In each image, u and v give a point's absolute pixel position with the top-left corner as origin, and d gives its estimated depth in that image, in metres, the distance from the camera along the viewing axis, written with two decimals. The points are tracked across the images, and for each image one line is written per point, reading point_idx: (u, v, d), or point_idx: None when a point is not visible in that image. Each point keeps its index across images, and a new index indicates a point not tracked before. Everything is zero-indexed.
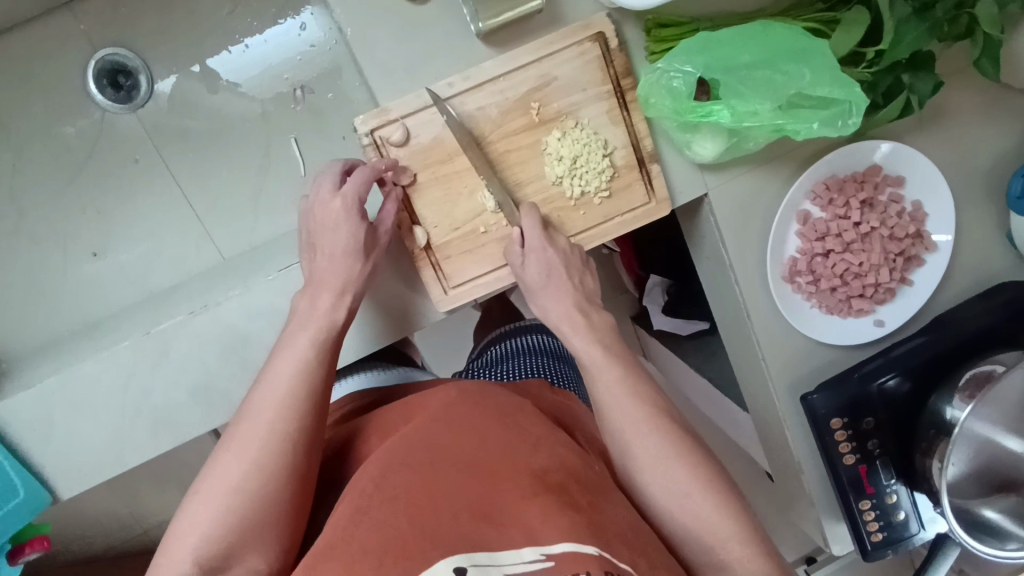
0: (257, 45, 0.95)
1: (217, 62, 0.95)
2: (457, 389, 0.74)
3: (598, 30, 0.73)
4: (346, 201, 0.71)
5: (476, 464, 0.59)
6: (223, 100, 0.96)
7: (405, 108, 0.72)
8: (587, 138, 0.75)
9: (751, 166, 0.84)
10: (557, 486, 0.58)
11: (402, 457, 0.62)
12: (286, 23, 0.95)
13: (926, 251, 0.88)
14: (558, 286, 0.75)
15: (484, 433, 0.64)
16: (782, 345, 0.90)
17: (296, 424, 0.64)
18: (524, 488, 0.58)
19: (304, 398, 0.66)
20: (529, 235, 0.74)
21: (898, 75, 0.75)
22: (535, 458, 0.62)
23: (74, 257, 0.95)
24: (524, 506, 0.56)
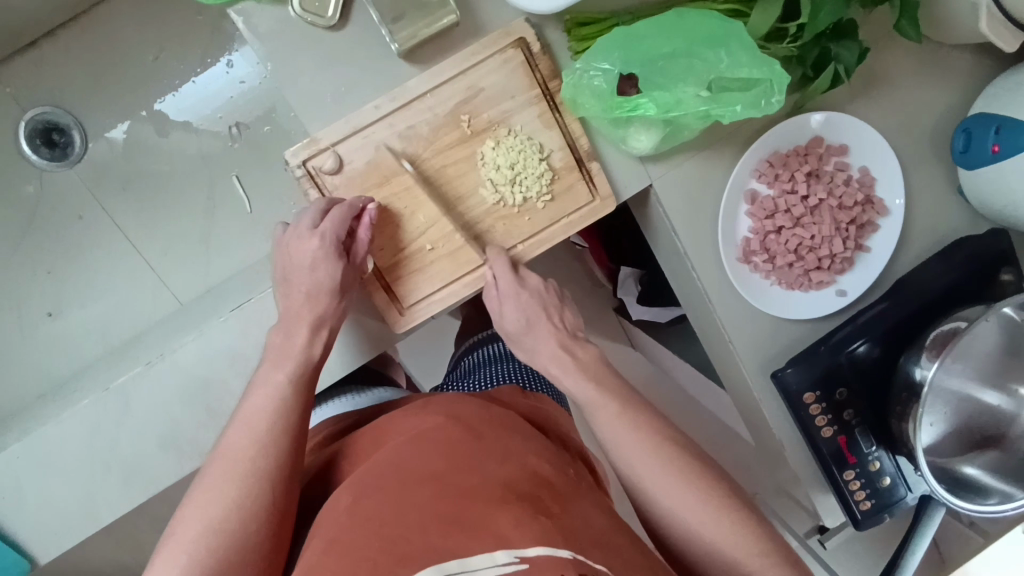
0: (189, 87, 0.95)
1: (153, 110, 0.95)
2: (423, 407, 0.70)
3: (518, 36, 0.72)
4: (325, 241, 0.70)
5: (441, 477, 0.55)
6: (164, 146, 0.96)
7: (334, 136, 0.72)
8: (522, 144, 0.75)
9: (692, 153, 0.84)
10: (528, 492, 0.54)
11: (366, 481, 0.57)
12: (216, 63, 0.95)
13: (879, 216, 0.88)
14: (541, 325, 0.78)
15: (450, 444, 0.60)
16: (747, 325, 0.90)
17: (261, 467, 0.62)
18: (492, 493, 0.53)
19: (267, 441, 0.64)
20: (503, 278, 0.76)
21: (823, 46, 0.75)
22: (504, 465, 0.57)
23: (31, 320, 0.94)
24: (493, 507, 0.51)
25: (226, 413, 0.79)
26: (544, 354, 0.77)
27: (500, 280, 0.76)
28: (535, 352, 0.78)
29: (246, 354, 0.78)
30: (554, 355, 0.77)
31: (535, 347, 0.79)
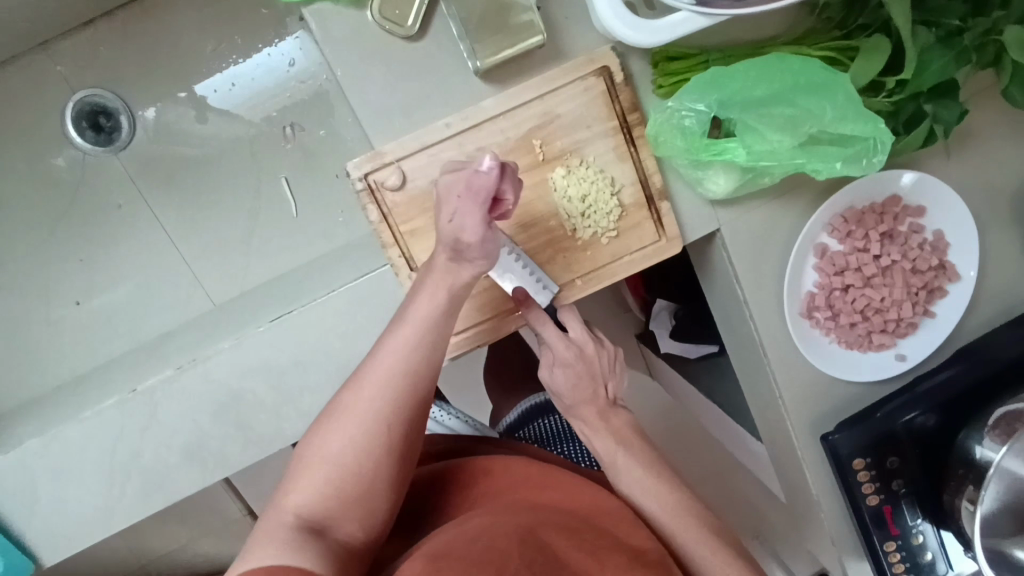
0: (243, 81, 0.91)
1: (195, 91, 0.91)
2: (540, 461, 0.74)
3: (602, 64, 0.69)
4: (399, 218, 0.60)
5: (581, 533, 0.58)
6: (209, 138, 0.92)
7: (400, 151, 0.68)
8: (594, 177, 0.71)
9: (763, 200, 0.80)
10: (653, 565, 0.58)
11: (507, 509, 0.60)
12: (274, 57, 0.91)
13: (949, 281, 0.84)
14: (579, 388, 0.75)
15: (582, 502, 0.64)
16: (801, 381, 0.86)
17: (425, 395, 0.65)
18: (625, 557, 0.57)
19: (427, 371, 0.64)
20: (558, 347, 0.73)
21: (920, 103, 0.71)
22: (630, 536, 0.61)
23: (57, 304, 0.90)
24: (627, 568, 0.55)
25: (257, 428, 0.76)
26: (581, 416, 0.76)
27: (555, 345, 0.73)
28: (573, 411, 0.76)
29: (282, 369, 0.74)
30: (587, 419, 0.76)
31: (574, 405, 0.76)
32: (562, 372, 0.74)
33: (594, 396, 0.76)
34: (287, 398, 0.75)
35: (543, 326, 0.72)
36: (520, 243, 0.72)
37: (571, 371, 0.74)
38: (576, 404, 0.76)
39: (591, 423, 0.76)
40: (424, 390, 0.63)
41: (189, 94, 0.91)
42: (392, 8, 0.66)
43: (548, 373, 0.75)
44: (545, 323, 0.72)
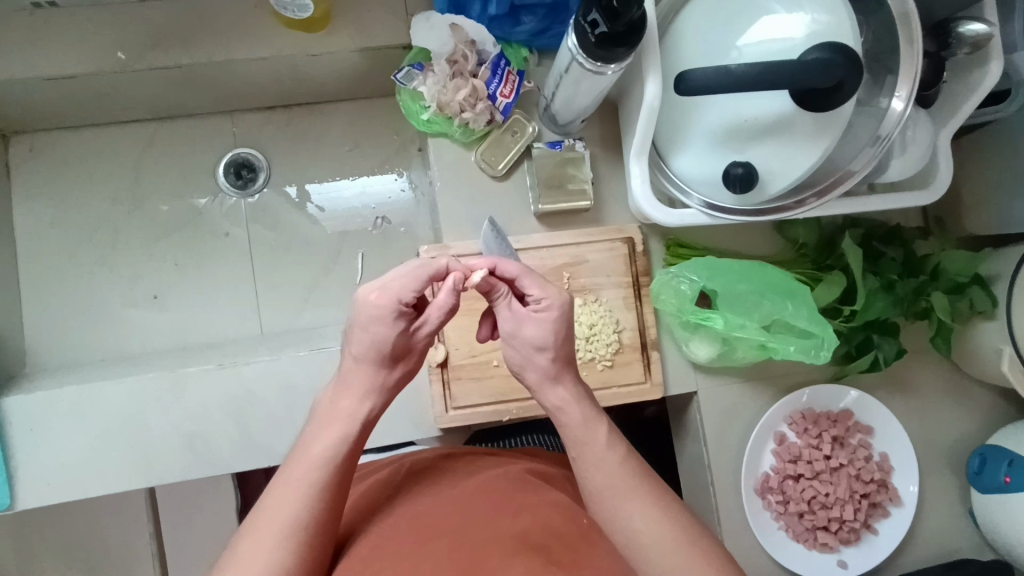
0: (337, 187, 1.07)
1: (302, 188, 1.06)
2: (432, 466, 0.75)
3: (628, 235, 0.90)
4: (385, 298, 0.61)
5: (459, 536, 0.60)
6: (307, 221, 1.06)
7: (463, 249, 0.88)
8: (603, 313, 0.89)
9: (737, 379, 0.94)
10: (539, 545, 0.59)
11: (387, 534, 0.63)
12: (382, 175, 1.08)
13: (892, 502, 0.92)
14: (561, 351, 0.66)
15: (471, 506, 0.65)
16: (746, 559, 0.92)
17: (337, 479, 0.61)
18: (506, 547, 0.59)
19: (347, 458, 0.63)
20: (544, 298, 0.64)
21: (869, 333, 0.88)
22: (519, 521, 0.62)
23: (136, 297, 1.02)
24: (504, 561, 0.57)
25: (259, 439, 0.85)
26: (557, 373, 0.66)
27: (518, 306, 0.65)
28: (548, 371, 0.66)
29: (304, 392, 0.86)
30: (572, 386, 0.66)
31: (551, 371, 0.66)
32: (539, 320, 0.64)
33: (571, 354, 0.67)
34: (296, 418, 0.86)
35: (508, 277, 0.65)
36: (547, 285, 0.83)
37: (552, 319, 0.64)
38: (554, 368, 0.66)
39: (568, 400, 0.66)
40: (317, 531, 0.60)
41: (299, 191, 1.06)
42: (491, 155, 0.90)
43: (520, 321, 0.65)
44: (524, 273, 0.65)
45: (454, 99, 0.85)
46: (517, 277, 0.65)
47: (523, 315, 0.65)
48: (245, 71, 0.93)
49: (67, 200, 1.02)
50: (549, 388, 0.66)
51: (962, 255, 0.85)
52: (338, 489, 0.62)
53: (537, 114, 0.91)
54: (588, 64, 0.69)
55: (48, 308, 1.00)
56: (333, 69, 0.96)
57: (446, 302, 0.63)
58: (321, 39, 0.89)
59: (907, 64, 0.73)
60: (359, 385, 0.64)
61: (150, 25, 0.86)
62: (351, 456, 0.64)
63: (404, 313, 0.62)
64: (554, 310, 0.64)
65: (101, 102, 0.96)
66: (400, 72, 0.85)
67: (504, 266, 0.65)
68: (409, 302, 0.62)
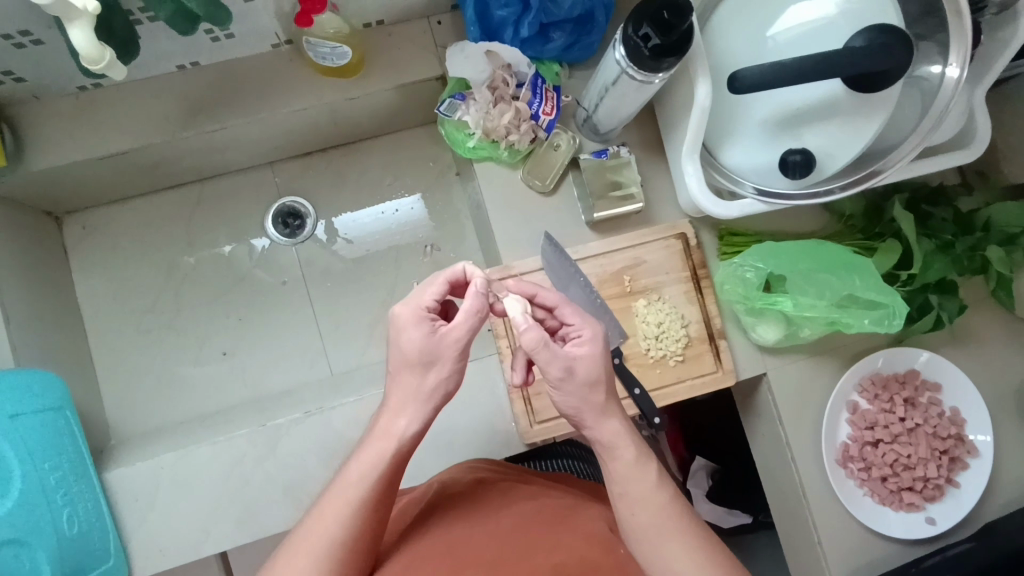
0: (368, 218, 1.09)
1: (330, 221, 1.08)
2: (464, 491, 0.79)
3: (681, 230, 0.93)
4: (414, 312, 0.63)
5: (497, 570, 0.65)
6: (359, 256, 1.08)
7: (525, 267, 0.90)
8: (668, 310, 0.91)
9: (803, 355, 0.96)
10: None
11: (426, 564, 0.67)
12: (388, 201, 1.09)
13: (970, 454, 0.95)
14: (601, 388, 0.66)
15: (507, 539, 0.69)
16: (836, 527, 0.94)
17: (381, 500, 0.64)
18: None
19: (384, 476, 0.64)
20: (585, 336, 0.66)
21: (927, 295, 0.90)
22: (554, 556, 0.66)
23: (205, 355, 1.04)
24: None
25: None
26: (600, 407, 0.66)
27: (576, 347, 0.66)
28: (597, 416, 0.66)
29: None
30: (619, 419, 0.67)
31: (596, 406, 0.66)
32: (583, 351, 0.65)
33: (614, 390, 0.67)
34: None
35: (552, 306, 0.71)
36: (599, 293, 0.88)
37: (591, 351, 0.66)
38: (602, 403, 0.66)
39: (611, 434, 0.66)
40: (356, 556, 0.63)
41: (325, 228, 1.08)
42: (539, 172, 0.92)
43: (568, 363, 0.64)
44: (564, 304, 0.70)
45: (499, 123, 0.87)
46: (557, 306, 0.70)
47: (579, 353, 0.65)
48: (285, 123, 0.95)
49: (125, 271, 1.04)
50: (601, 419, 0.66)
51: (1012, 206, 0.86)
52: (375, 510, 0.64)
53: (576, 125, 0.94)
54: (638, 76, 0.71)
55: (123, 380, 1.02)
56: (368, 109, 0.98)
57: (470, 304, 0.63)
58: (359, 83, 0.91)
59: (957, 31, 0.73)
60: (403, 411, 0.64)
61: (192, 91, 0.88)
62: (393, 475, 0.65)
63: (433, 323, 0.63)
64: (595, 342, 0.65)
65: (147, 173, 0.98)
66: (442, 104, 0.87)
67: (544, 295, 0.71)
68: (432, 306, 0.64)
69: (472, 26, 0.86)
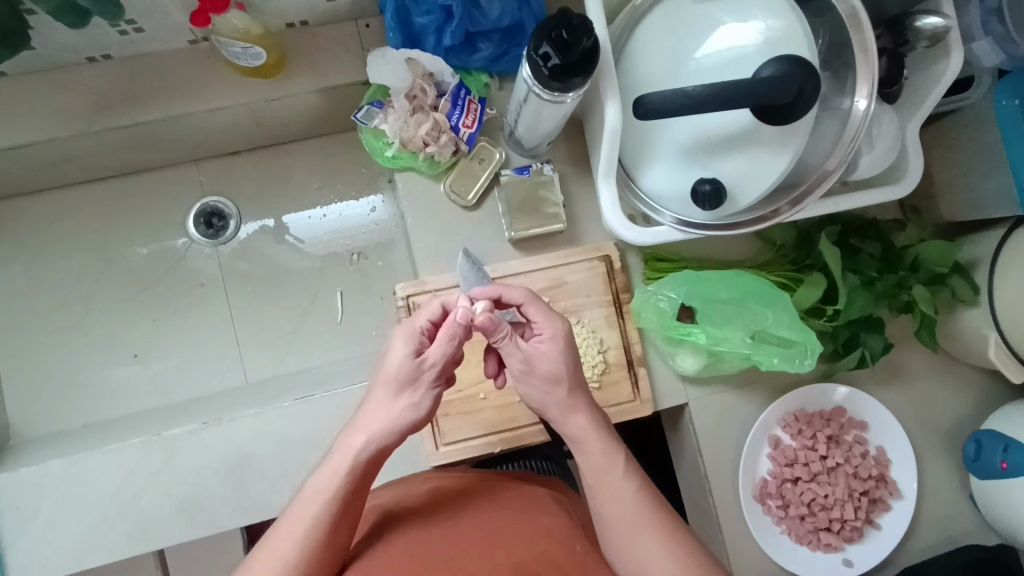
0: (312, 220, 1.06)
1: (282, 219, 1.06)
2: (417, 491, 0.75)
3: (605, 252, 0.90)
4: (407, 333, 0.65)
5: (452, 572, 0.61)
6: (285, 259, 1.05)
7: (439, 283, 0.87)
8: (586, 334, 0.88)
9: (726, 386, 0.93)
10: None
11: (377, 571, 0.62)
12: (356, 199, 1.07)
13: (891, 495, 0.92)
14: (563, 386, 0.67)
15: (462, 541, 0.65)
16: (752, 564, 0.92)
17: (345, 515, 0.62)
18: None
19: (342, 497, 0.62)
20: (547, 326, 0.67)
21: (855, 330, 0.87)
22: (515, 552, 0.63)
23: (117, 355, 1.01)
24: None
25: (251, 494, 0.84)
26: (566, 404, 0.67)
27: (544, 337, 0.67)
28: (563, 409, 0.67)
29: (294, 442, 0.84)
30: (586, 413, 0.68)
31: (564, 403, 0.67)
32: (544, 349, 0.66)
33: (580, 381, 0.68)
34: (287, 470, 0.84)
35: (528, 301, 0.68)
36: None
37: (554, 350, 0.66)
38: (569, 399, 0.67)
39: (584, 428, 0.68)
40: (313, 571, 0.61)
41: (276, 223, 1.05)
42: (460, 185, 0.89)
43: (529, 358, 0.66)
44: (529, 301, 0.68)
45: (416, 134, 0.84)
46: (523, 303, 0.68)
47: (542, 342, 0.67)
48: (205, 122, 0.92)
49: (39, 266, 1.01)
50: (568, 413, 0.67)
51: (939, 246, 0.84)
52: (335, 525, 0.62)
53: (503, 138, 0.91)
54: (545, 95, 0.68)
55: (30, 378, 0.99)
56: (294, 111, 0.95)
57: (445, 331, 0.64)
58: (280, 84, 0.88)
59: (864, 61, 0.72)
60: (372, 427, 0.64)
61: (102, 85, 0.85)
62: (357, 495, 0.63)
63: (418, 347, 0.65)
64: (558, 338, 0.67)
65: (61, 167, 0.95)
66: (359, 111, 0.85)
67: (510, 293, 0.68)
68: (425, 326, 0.66)
69: (392, 32, 0.83)
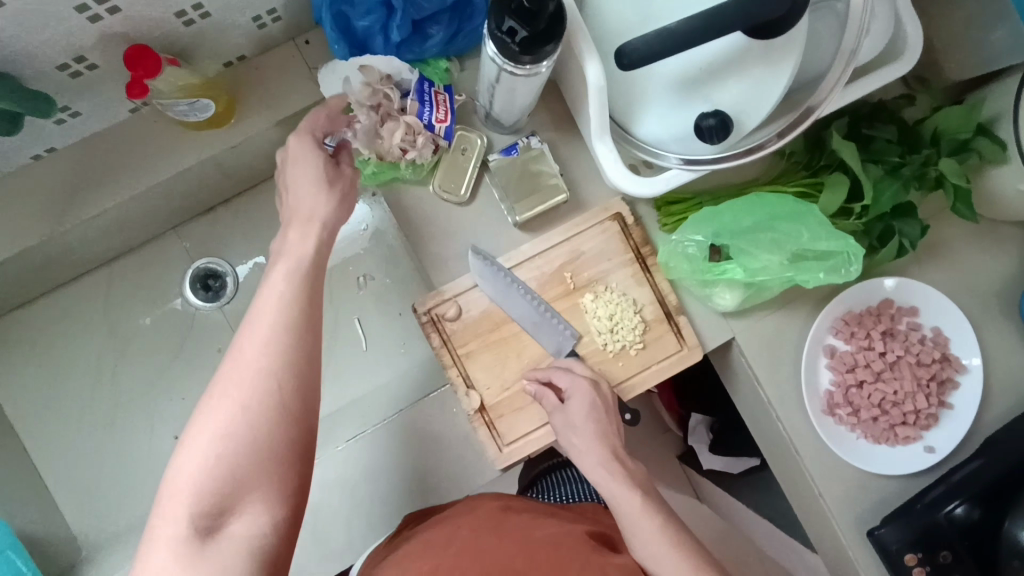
0: None
1: (274, 254, 1.03)
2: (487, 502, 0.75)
3: (616, 210, 0.86)
4: (303, 135, 0.71)
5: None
6: None
7: (457, 289, 0.83)
8: (618, 299, 0.85)
9: (769, 311, 0.91)
10: None
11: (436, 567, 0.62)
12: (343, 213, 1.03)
13: (958, 373, 0.90)
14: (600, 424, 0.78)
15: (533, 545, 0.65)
16: (837, 477, 0.90)
17: (301, 326, 0.60)
18: None
19: (300, 316, 0.61)
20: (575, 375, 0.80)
21: (887, 222, 0.83)
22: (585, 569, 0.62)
23: (158, 440, 1.00)
24: None
25: None
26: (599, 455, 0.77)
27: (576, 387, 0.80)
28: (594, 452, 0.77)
29: None
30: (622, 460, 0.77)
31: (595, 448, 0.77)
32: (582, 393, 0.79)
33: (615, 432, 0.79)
34: None
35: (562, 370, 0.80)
36: (541, 295, 0.85)
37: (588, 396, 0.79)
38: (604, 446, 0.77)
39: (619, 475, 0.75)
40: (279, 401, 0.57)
41: (267, 257, 1.03)
42: (449, 182, 0.85)
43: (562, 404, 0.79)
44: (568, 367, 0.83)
45: (392, 144, 0.80)
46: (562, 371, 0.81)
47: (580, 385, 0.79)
48: (173, 187, 0.87)
49: (53, 375, 0.99)
50: (586, 453, 0.77)
51: (956, 111, 0.79)
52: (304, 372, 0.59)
53: (479, 121, 0.86)
54: (519, 71, 0.63)
55: (80, 483, 0.98)
56: (259, 151, 0.90)
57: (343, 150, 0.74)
58: (236, 127, 0.83)
59: None
60: (315, 214, 0.67)
61: (56, 178, 0.81)
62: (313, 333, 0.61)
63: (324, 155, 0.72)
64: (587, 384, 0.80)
65: (44, 272, 0.91)
66: (326, 136, 0.80)
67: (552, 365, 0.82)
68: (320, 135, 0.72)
69: (336, 43, 0.78)
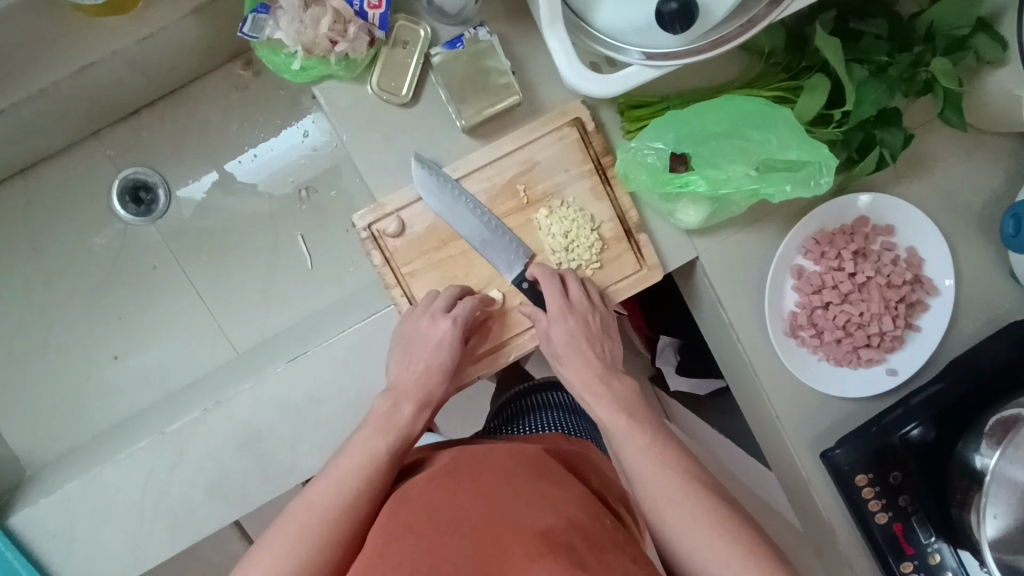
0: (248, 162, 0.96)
1: (223, 168, 0.95)
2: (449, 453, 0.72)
3: (575, 115, 0.78)
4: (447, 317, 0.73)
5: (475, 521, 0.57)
6: (234, 215, 0.96)
7: (399, 202, 0.76)
8: (574, 214, 0.79)
9: (737, 228, 0.85)
10: (560, 541, 0.54)
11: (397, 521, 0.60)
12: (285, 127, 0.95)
13: (928, 295, 0.86)
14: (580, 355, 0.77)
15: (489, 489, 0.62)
16: (794, 399, 0.88)
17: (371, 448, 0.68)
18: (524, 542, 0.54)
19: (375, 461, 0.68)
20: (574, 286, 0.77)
21: (868, 130, 0.76)
22: (538, 508, 0.58)
23: (97, 361, 0.95)
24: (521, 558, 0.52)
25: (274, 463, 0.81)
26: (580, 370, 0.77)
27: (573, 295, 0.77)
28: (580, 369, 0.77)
29: (299, 405, 0.80)
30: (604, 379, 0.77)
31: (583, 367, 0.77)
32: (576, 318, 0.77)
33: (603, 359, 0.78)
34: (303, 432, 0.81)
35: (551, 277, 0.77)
36: (491, 210, 0.78)
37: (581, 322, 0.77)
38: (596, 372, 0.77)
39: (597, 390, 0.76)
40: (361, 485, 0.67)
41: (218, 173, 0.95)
42: (389, 80, 0.76)
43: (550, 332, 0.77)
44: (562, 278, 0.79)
45: (317, 34, 0.70)
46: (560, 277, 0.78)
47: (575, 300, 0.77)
48: (83, 87, 0.78)
49: None
50: (570, 368, 0.77)
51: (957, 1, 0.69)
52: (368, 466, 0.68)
53: (423, 11, 0.76)
54: None
55: (16, 405, 0.94)
56: (178, 45, 0.80)
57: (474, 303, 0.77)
58: (144, 14, 0.72)
59: None
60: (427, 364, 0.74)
61: None
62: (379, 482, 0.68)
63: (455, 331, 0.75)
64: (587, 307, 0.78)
65: None
66: (244, 24, 0.71)
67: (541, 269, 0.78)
68: None
69: None
